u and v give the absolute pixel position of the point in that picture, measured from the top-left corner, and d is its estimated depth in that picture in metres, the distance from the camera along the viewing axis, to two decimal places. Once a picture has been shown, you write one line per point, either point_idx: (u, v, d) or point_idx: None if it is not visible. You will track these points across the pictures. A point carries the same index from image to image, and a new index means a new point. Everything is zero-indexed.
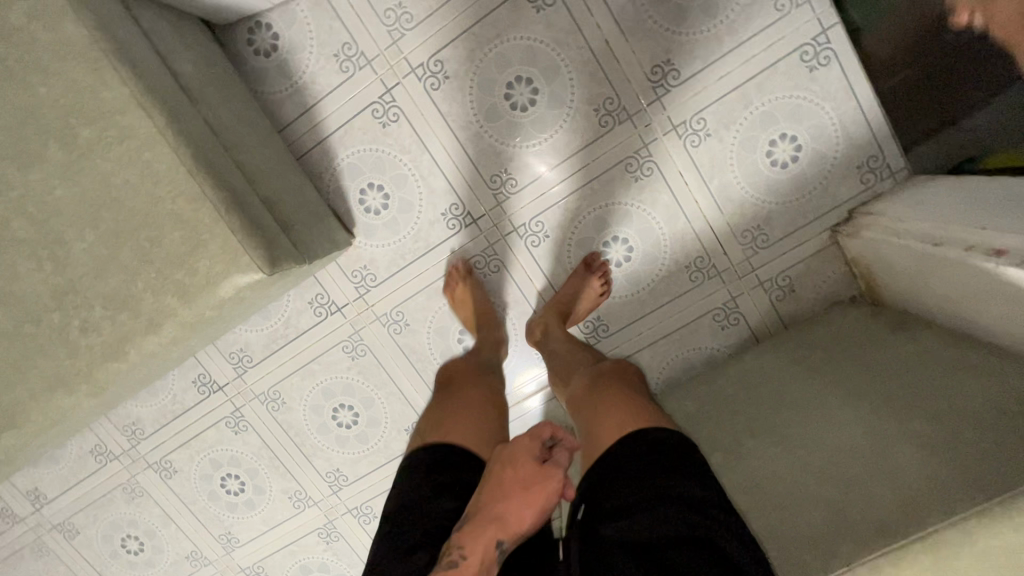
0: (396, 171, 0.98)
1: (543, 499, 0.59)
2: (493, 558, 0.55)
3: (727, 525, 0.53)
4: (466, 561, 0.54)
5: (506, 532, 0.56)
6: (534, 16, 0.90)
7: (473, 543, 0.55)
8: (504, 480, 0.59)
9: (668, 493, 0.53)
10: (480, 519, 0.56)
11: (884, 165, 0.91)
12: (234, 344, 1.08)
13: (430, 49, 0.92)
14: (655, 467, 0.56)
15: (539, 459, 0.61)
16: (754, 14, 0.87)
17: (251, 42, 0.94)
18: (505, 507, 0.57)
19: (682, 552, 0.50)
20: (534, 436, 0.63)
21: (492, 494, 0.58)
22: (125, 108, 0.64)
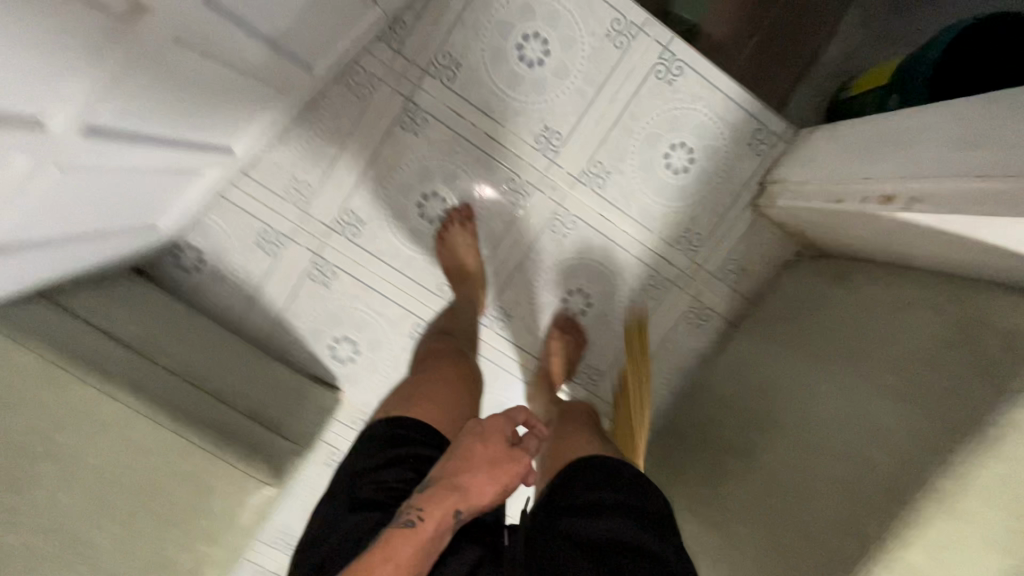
0: (353, 318, 1.03)
1: (506, 478, 0.61)
2: (449, 525, 0.57)
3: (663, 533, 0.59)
4: (423, 522, 0.55)
5: (466, 505, 0.58)
6: (415, 140, 0.96)
7: (433, 508, 0.56)
8: (473, 454, 0.61)
9: (617, 504, 0.61)
10: (445, 487, 0.58)
11: (769, 134, 0.98)
12: (274, 529, 1.11)
13: (338, 204, 0.98)
14: (604, 480, 0.64)
15: (506, 442, 0.64)
16: (601, 59, 0.94)
17: (178, 266, 0.99)
18: (469, 477, 0.59)
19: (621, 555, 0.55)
20: (507, 420, 0.66)
21: (460, 466, 0.60)
22: (94, 403, 0.69)
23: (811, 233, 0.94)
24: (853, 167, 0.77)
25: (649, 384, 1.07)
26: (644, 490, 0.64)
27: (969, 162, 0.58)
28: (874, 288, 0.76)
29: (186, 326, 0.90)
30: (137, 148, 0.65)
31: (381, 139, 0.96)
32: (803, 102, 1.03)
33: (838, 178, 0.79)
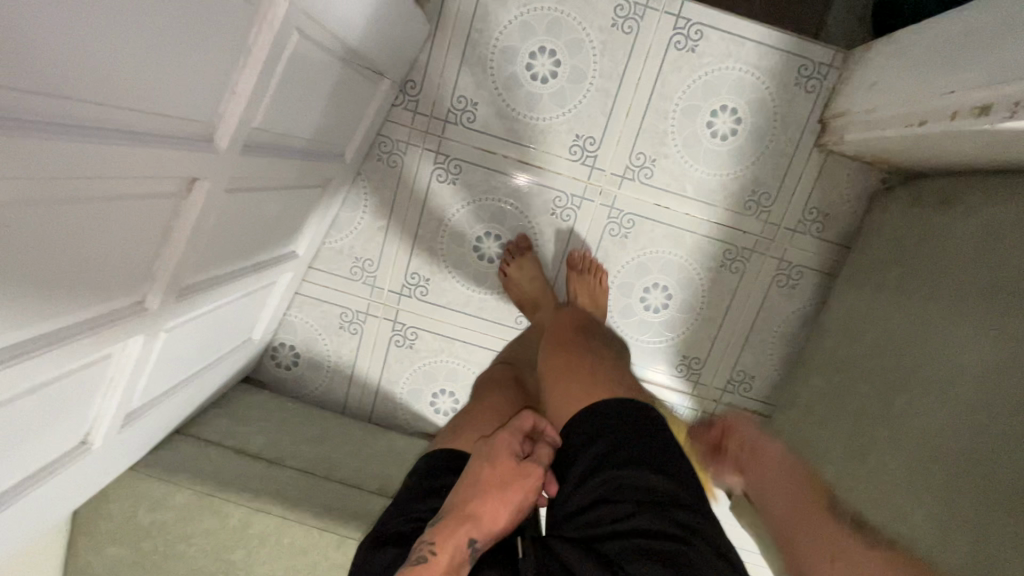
0: (444, 371, 1.06)
1: (520, 496, 0.56)
2: (466, 558, 0.51)
3: (680, 517, 0.50)
4: (436, 557, 0.50)
5: (481, 531, 0.53)
6: (454, 188, 0.97)
7: (444, 540, 0.51)
8: (482, 475, 0.57)
9: (620, 488, 0.52)
10: (455, 516, 0.53)
11: (815, 67, 0.89)
12: None
13: (401, 270, 1.01)
14: (602, 455, 0.55)
15: (517, 456, 0.59)
16: (614, 50, 0.90)
17: (279, 366, 1.06)
18: (481, 503, 0.54)
19: (635, 562, 0.47)
20: (515, 431, 0.61)
21: (470, 491, 0.56)
22: (250, 519, 0.75)
23: (894, 158, 0.85)
24: (928, 82, 0.69)
25: (754, 359, 1.02)
26: (647, 457, 0.54)
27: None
28: (990, 207, 0.67)
29: (302, 422, 0.96)
30: (222, 285, 0.71)
31: (423, 197, 0.98)
32: (844, 18, 0.93)
33: (913, 98, 0.71)
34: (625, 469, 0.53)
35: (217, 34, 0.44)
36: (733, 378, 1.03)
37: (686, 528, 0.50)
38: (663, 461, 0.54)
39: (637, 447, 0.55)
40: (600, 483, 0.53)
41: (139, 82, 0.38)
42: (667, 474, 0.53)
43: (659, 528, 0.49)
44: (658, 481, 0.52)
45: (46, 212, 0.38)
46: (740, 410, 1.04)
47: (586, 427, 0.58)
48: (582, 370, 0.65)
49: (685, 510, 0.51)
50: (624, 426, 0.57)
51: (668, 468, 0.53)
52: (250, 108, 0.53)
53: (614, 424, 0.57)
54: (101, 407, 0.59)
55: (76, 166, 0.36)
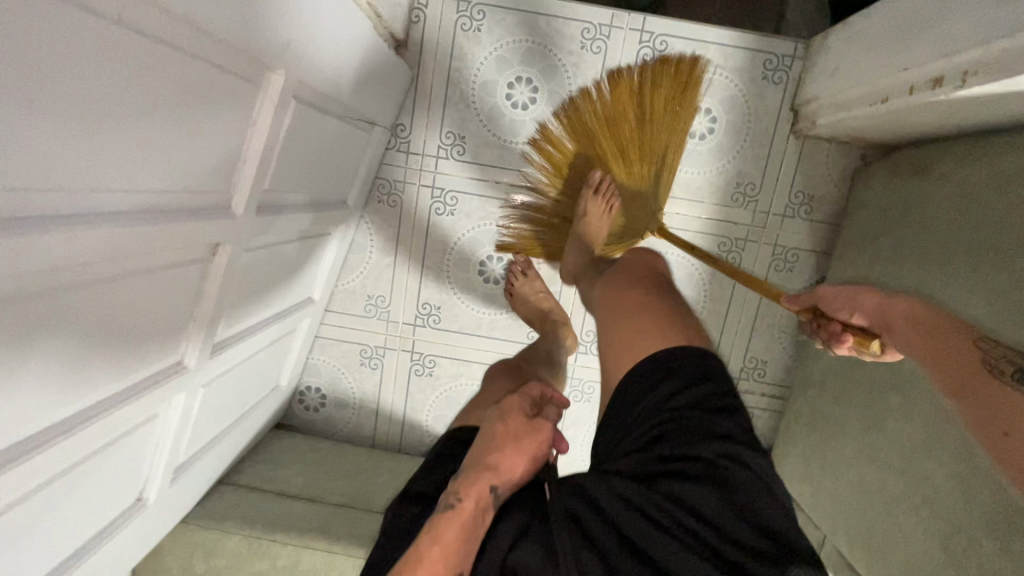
0: (466, 394, 1.09)
1: (536, 448, 0.56)
2: (490, 505, 0.51)
3: (727, 450, 0.54)
4: (463, 504, 0.50)
5: (503, 480, 0.53)
6: (453, 219, 1.02)
7: (467, 488, 0.51)
8: (498, 431, 0.57)
9: (672, 427, 0.55)
10: (474, 467, 0.54)
11: (779, 59, 0.94)
12: None
13: (413, 302, 1.06)
14: (666, 394, 0.58)
15: (528, 414, 0.60)
16: (585, 71, 0.96)
17: (307, 409, 1.11)
18: (500, 454, 0.55)
19: (695, 490, 0.52)
20: (523, 394, 0.63)
21: (486, 445, 0.56)
22: (298, 557, 0.79)
23: (867, 134, 0.88)
24: (883, 62, 0.72)
25: (763, 345, 1.04)
26: (701, 399, 0.58)
27: (1012, 15, 0.53)
28: (963, 170, 0.70)
29: (336, 460, 1.00)
30: (247, 338, 0.75)
31: (425, 231, 1.03)
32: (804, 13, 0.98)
33: (873, 78, 0.75)
34: (680, 410, 0.56)
35: (221, 114, 0.49)
36: (747, 365, 1.05)
37: (732, 459, 0.54)
38: (722, 404, 0.58)
39: (693, 389, 0.58)
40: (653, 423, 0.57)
41: (156, 169, 0.43)
42: (716, 412, 0.57)
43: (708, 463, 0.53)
44: (710, 421, 0.56)
45: (81, 295, 0.42)
46: (758, 396, 1.06)
47: (647, 373, 0.61)
48: (629, 319, 0.69)
49: (731, 445, 0.54)
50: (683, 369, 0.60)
51: (729, 409, 0.58)
52: (260, 174, 0.58)
53: (675, 367, 0.60)
54: (151, 467, 0.63)
55: (108, 249, 0.40)
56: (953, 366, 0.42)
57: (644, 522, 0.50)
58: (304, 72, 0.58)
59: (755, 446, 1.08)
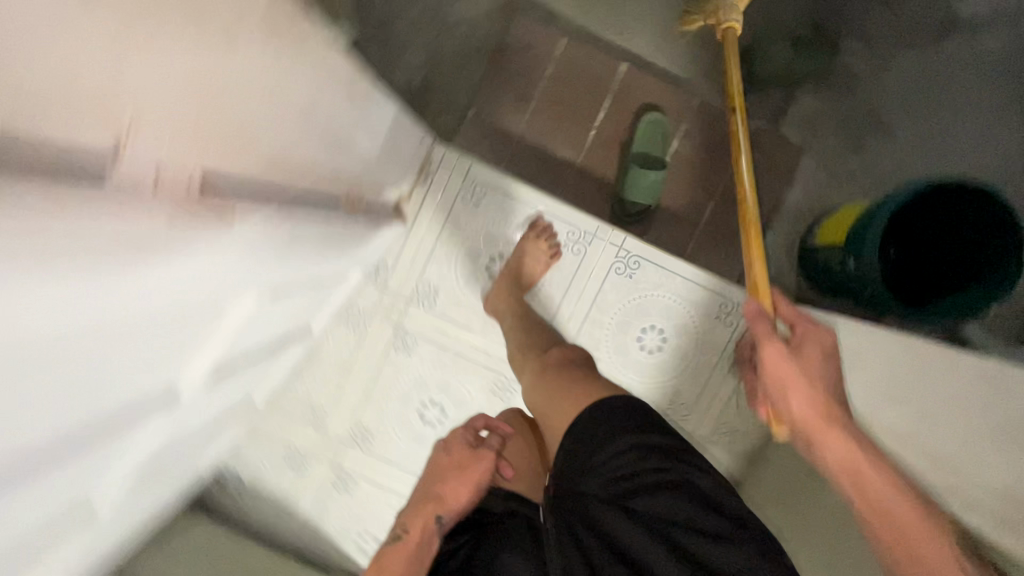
0: (376, 519, 1.12)
1: (474, 480, 0.79)
2: (432, 530, 0.73)
3: (682, 458, 0.65)
4: (407, 534, 0.74)
5: (450, 511, 0.75)
6: (406, 359, 1.09)
7: (412, 523, 0.75)
8: (440, 461, 0.84)
9: (638, 445, 0.65)
10: (422, 506, 0.77)
11: (735, 306, 1.04)
12: None
13: (351, 420, 1.11)
14: (614, 425, 0.67)
15: (471, 447, 0.84)
16: (563, 265, 1.07)
17: (220, 490, 1.15)
18: (446, 488, 0.78)
19: (659, 495, 0.62)
20: (466, 427, 0.88)
21: (437, 481, 0.81)
22: None
23: None
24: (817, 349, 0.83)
25: None
26: (649, 421, 0.68)
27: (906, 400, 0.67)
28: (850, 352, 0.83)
29: None
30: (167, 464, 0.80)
31: (376, 361, 1.09)
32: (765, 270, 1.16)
33: None
34: (640, 436, 0.65)
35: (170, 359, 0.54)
36: None
37: (688, 463, 0.64)
38: (663, 423, 0.69)
39: (627, 413, 0.68)
40: (620, 445, 0.65)
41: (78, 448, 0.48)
42: (664, 431, 0.67)
43: (670, 470, 0.63)
44: (661, 439, 0.66)
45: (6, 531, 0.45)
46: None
47: (584, 427, 0.69)
48: (556, 386, 0.80)
49: (684, 451, 0.66)
50: (632, 407, 0.69)
51: (663, 424, 0.68)
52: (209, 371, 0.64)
53: (609, 407, 0.69)
54: None
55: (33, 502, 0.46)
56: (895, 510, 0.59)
57: (634, 533, 0.59)
58: (282, 289, 0.68)
59: None
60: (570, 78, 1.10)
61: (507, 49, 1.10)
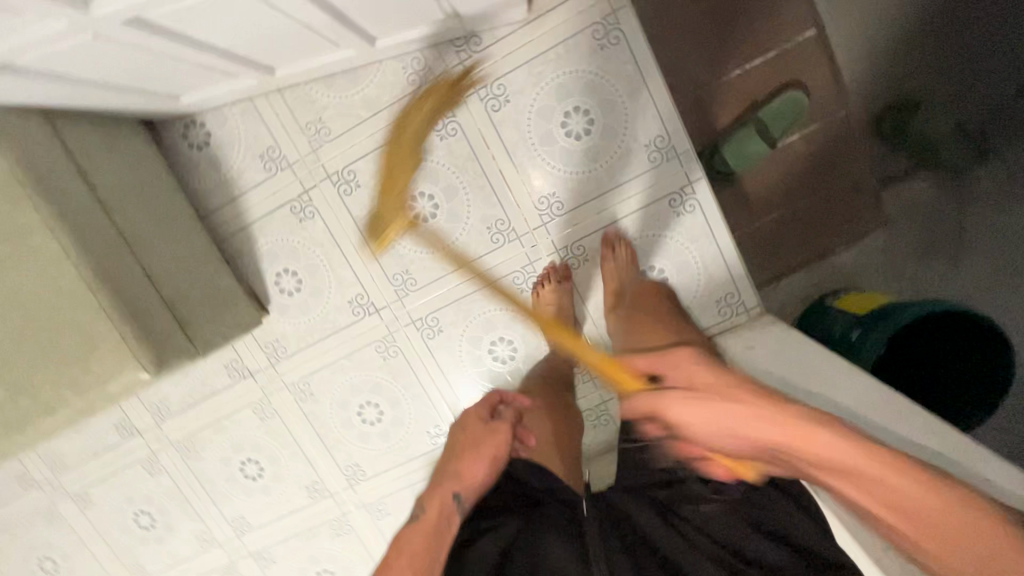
0: (308, 260, 1.07)
1: (491, 450, 0.81)
2: (451, 509, 0.74)
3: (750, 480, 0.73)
4: (427, 510, 0.73)
5: (468, 489, 0.76)
6: (437, 142, 1.00)
7: (432, 500, 0.75)
8: (458, 438, 0.85)
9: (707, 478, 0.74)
10: (442, 479, 0.78)
11: (738, 302, 1.02)
12: (155, 396, 1.18)
13: (346, 160, 1.02)
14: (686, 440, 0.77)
15: (485, 420, 0.86)
16: (632, 161, 0.97)
17: (186, 137, 1.06)
18: (462, 463, 0.79)
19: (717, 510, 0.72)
20: (484, 404, 0.89)
21: (452, 462, 0.81)
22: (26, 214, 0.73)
23: None
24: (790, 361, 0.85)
25: None
26: None
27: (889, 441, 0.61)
28: None
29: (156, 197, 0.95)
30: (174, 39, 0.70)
31: (406, 122, 0.99)
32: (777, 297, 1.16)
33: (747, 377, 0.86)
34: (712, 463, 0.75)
35: None
36: None
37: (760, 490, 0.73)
38: None
39: None
40: (670, 501, 0.75)
41: None
42: None
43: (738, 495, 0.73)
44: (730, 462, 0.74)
45: None
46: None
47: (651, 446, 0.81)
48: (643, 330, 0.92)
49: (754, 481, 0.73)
50: None
51: None
52: None
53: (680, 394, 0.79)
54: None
55: None
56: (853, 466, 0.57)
57: (663, 530, 0.72)
58: None
59: None
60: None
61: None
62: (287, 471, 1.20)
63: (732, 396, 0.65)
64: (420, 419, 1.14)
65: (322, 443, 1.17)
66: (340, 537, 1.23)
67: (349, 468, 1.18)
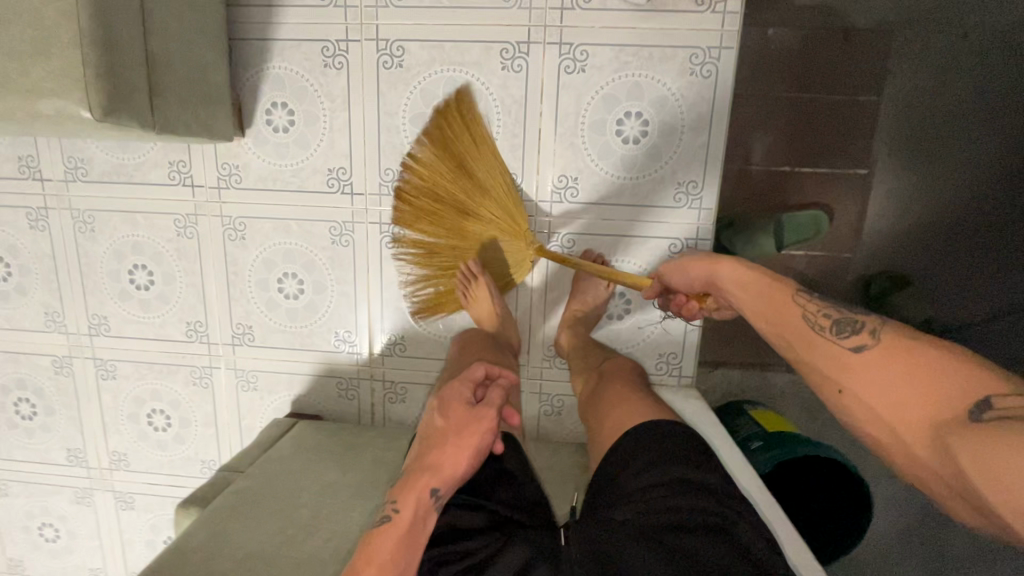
0: (311, 108, 0.98)
1: (470, 444, 0.71)
2: (427, 505, 0.68)
3: (718, 499, 0.67)
4: (400, 512, 0.68)
5: (445, 483, 0.69)
6: (498, 69, 0.94)
7: (405, 498, 0.69)
8: (437, 427, 0.73)
9: (674, 483, 0.68)
10: (416, 474, 0.70)
11: (675, 366, 1.04)
12: (79, 152, 1.05)
13: (401, 34, 0.94)
14: (659, 454, 0.71)
15: (469, 405, 0.74)
16: (658, 190, 0.96)
17: None
18: (440, 457, 0.71)
19: (696, 535, 0.63)
20: (466, 386, 0.77)
21: (428, 451, 0.72)
22: None
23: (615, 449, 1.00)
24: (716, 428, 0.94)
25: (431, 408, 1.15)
26: (690, 457, 0.71)
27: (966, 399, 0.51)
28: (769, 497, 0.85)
29: None
30: None
31: (479, 33, 0.93)
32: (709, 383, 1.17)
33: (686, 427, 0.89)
34: (679, 468, 0.69)
35: None
36: (399, 384, 1.10)
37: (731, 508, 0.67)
38: (708, 463, 0.71)
39: (667, 445, 0.73)
40: (634, 510, 0.67)
41: None
42: (705, 467, 0.70)
43: (713, 514, 0.66)
44: (696, 474, 0.69)
45: None
46: (384, 404, 1.11)
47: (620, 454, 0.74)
48: (620, 386, 0.86)
49: (724, 500, 0.67)
50: (671, 434, 0.74)
51: (703, 462, 0.71)
52: None
53: (657, 428, 0.75)
54: None
55: None
56: (949, 398, 0.52)
57: (644, 545, 0.62)
58: None
59: (323, 407, 1.13)
60: (837, 115, 1.00)
61: (847, 35, 0.97)
62: (175, 297, 1.10)
63: (714, 270, 0.72)
64: (336, 317, 1.08)
65: (225, 289, 1.08)
66: (194, 387, 1.15)
67: (238, 327, 1.10)
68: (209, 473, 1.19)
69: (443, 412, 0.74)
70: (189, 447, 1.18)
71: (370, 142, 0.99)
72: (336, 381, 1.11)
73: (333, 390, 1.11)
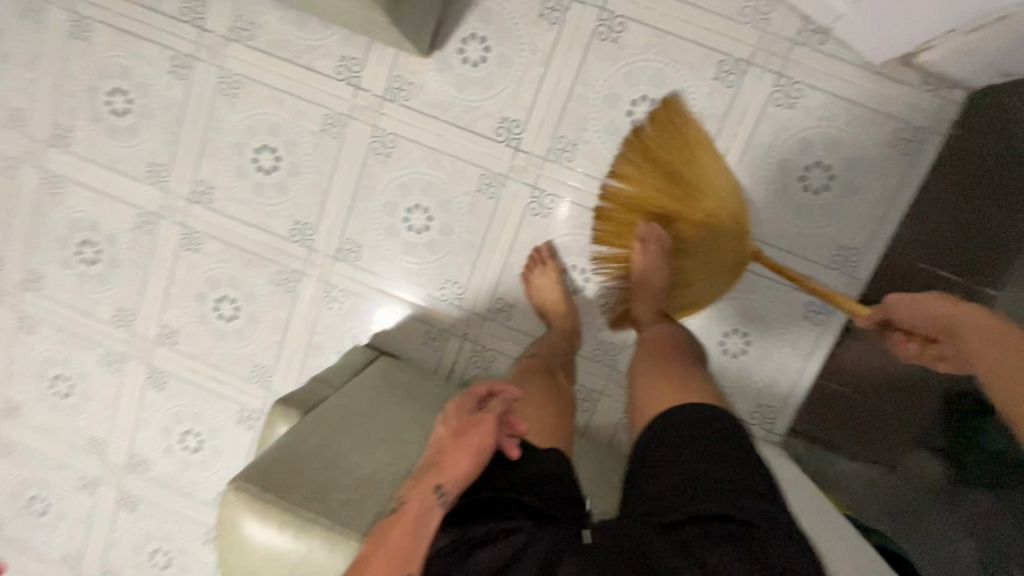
0: (509, 52, 0.95)
1: (475, 443, 0.60)
2: (433, 501, 0.56)
3: (744, 501, 0.55)
4: (407, 508, 0.56)
5: (451, 480, 0.58)
6: (709, 78, 0.92)
7: (411, 494, 0.57)
8: (439, 436, 0.63)
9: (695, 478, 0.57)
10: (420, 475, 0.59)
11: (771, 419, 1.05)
12: (252, 14, 1.00)
13: (628, 11, 0.92)
14: (684, 447, 0.60)
15: (471, 412, 0.64)
16: (817, 246, 0.96)
17: None
18: (442, 456, 0.59)
19: (715, 547, 0.53)
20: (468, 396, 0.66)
21: (430, 455, 0.61)
22: None
23: None
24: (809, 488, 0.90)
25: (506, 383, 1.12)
26: (717, 448, 0.59)
27: None
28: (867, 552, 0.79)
29: None
30: None
31: (705, 37, 0.91)
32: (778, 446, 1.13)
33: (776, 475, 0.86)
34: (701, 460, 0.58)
35: None
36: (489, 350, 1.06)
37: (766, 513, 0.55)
38: (739, 454, 0.59)
39: (694, 438, 0.61)
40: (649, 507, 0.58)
41: None
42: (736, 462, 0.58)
43: (739, 518, 0.54)
44: (724, 471, 0.57)
45: None
46: (466, 365, 1.07)
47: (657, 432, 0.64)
48: (662, 365, 0.76)
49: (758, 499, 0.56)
50: (702, 424, 0.62)
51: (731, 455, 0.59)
52: None
53: (691, 414, 0.64)
54: None
55: None
56: None
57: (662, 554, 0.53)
58: None
59: (403, 349, 1.08)
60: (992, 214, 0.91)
61: None
62: (293, 190, 1.05)
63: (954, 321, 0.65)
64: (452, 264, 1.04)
65: (349, 200, 1.04)
66: (277, 287, 1.09)
67: (348, 242, 1.05)
68: (257, 378, 1.13)
69: (445, 419, 0.64)
70: (248, 344, 1.12)
71: (555, 105, 0.96)
72: (427, 327, 1.07)
73: (419, 335, 1.07)
